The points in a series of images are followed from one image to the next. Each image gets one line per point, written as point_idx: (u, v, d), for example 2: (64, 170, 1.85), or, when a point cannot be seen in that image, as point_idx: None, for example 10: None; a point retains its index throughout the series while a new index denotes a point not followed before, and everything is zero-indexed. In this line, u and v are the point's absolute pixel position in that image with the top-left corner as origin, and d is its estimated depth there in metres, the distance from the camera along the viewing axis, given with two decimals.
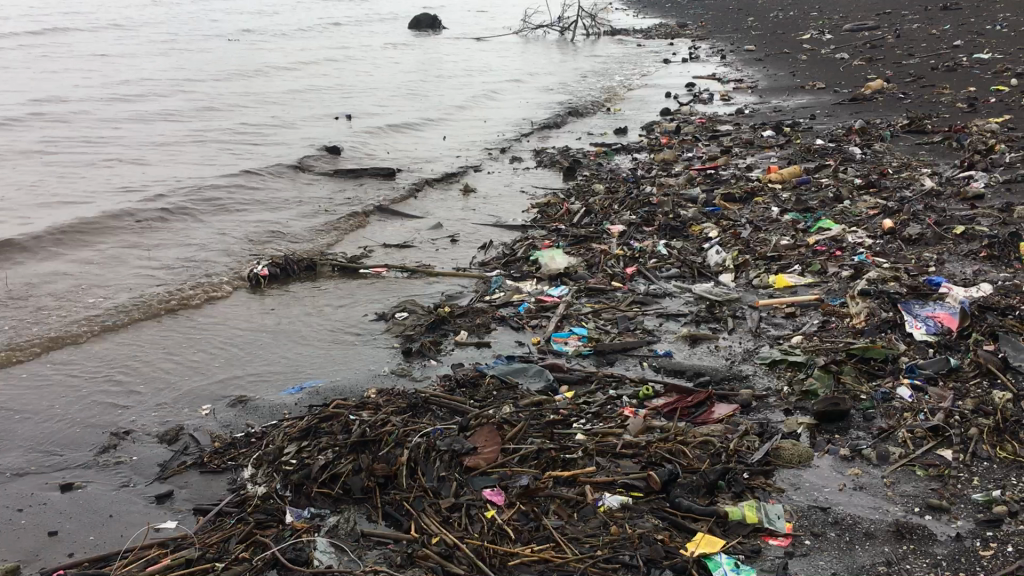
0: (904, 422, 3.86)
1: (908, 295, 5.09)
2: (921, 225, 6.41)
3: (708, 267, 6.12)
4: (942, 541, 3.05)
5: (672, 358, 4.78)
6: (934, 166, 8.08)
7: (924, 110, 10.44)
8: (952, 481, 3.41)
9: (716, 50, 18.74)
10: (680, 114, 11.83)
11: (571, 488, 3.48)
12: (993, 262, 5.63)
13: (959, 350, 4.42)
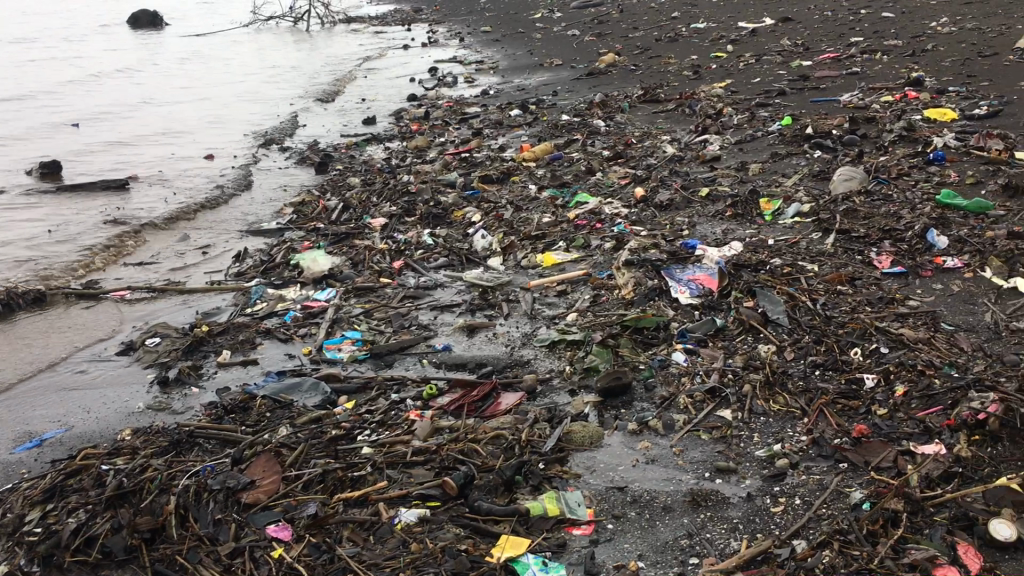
0: (683, 388, 3.93)
1: (669, 261, 5.23)
2: (669, 190, 6.65)
3: (475, 252, 6.02)
4: (735, 504, 3.12)
5: (452, 351, 4.63)
6: (672, 132, 8.45)
7: (655, 79, 10.94)
8: (735, 441, 3.50)
9: (453, 33, 18.80)
10: (427, 99, 11.70)
11: (363, 508, 3.25)
12: (739, 220, 5.92)
13: (722, 309, 4.58)
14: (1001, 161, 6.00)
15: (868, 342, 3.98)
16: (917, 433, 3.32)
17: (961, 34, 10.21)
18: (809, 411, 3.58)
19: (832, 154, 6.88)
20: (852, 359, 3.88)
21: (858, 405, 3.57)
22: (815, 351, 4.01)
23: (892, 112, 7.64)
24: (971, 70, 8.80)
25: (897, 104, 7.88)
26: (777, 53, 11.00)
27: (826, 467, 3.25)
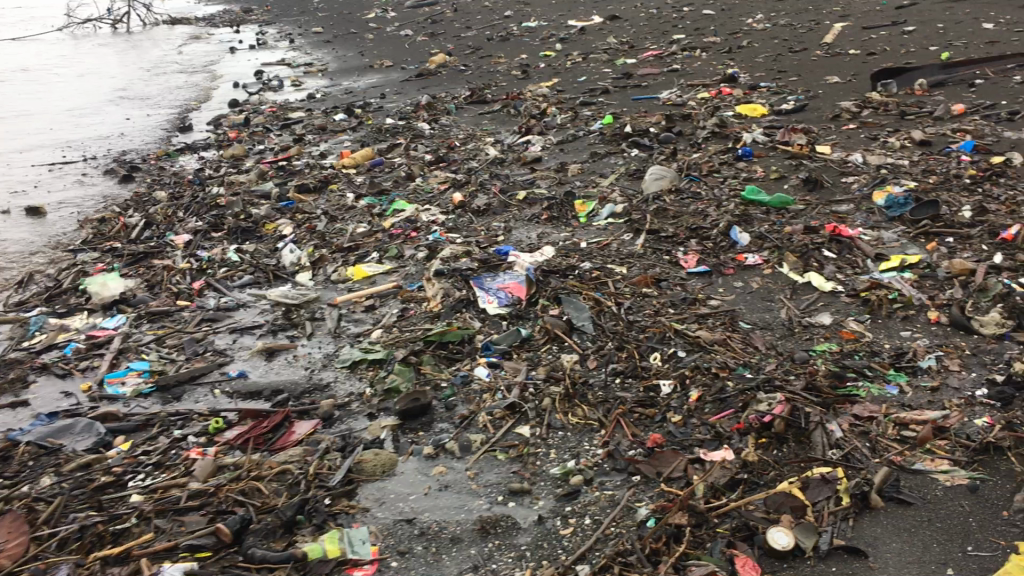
0: (483, 405, 3.79)
1: (479, 270, 5.09)
2: (488, 195, 6.52)
3: (283, 268, 5.72)
4: (525, 528, 3.00)
5: (247, 378, 4.34)
6: (497, 134, 8.35)
7: (484, 79, 10.83)
8: (531, 459, 3.39)
9: (285, 34, 18.20)
10: (250, 104, 11.22)
11: (123, 566, 2.95)
12: (554, 223, 5.85)
13: (529, 318, 4.48)
14: (803, 155, 6.17)
15: (667, 346, 3.95)
16: (708, 439, 3.28)
17: (774, 30, 10.57)
18: (605, 423, 3.50)
19: (648, 153, 6.92)
20: (651, 365, 3.83)
21: (654, 413, 3.51)
22: (616, 358, 3.94)
23: (706, 108, 7.78)
24: (782, 66, 9.10)
25: (711, 101, 8.04)
26: (603, 51, 11.09)
27: (619, 481, 3.17)
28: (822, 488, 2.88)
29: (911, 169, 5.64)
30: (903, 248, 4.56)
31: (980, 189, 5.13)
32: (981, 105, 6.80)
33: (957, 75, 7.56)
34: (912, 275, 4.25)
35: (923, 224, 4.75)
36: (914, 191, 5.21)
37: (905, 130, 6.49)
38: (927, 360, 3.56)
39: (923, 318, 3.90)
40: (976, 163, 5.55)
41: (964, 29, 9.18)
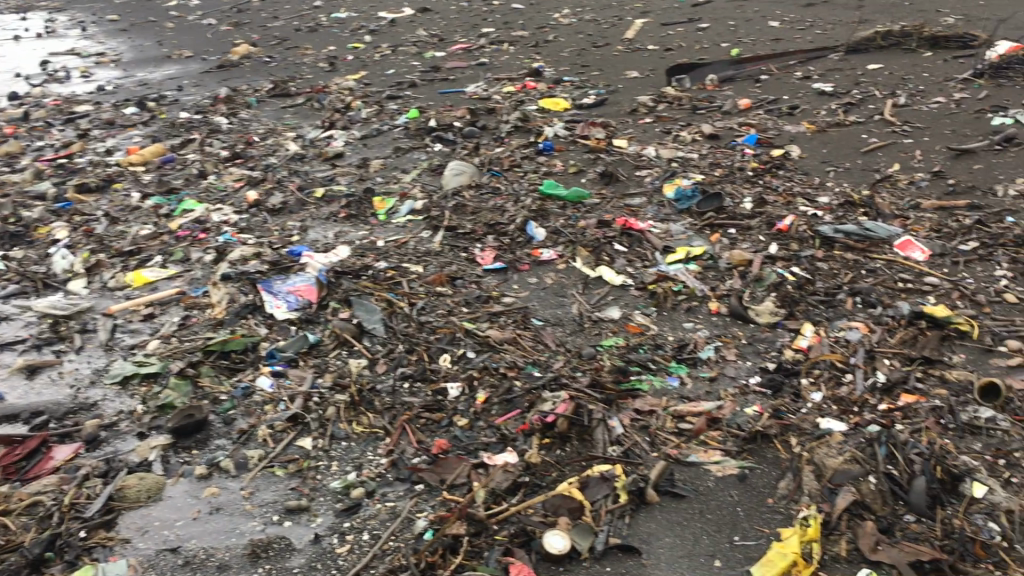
0: (264, 418, 3.58)
1: (269, 273, 4.84)
2: (284, 192, 6.26)
3: (55, 276, 5.27)
4: (299, 549, 2.85)
5: (3, 401, 3.93)
6: (298, 128, 8.05)
7: (289, 71, 10.45)
8: (311, 474, 3.23)
9: (76, 21, 16.97)
10: (31, 97, 10.35)
11: None
12: (352, 221, 5.67)
13: (319, 322, 4.29)
14: (600, 149, 6.26)
15: (457, 347, 3.86)
16: (493, 442, 3.22)
17: (579, 25, 10.75)
18: (391, 430, 3.38)
19: (451, 147, 6.84)
20: (440, 367, 3.74)
21: (441, 417, 3.42)
22: (405, 362, 3.83)
23: (510, 102, 7.78)
24: (585, 60, 9.26)
25: (516, 95, 8.05)
26: (412, 43, 10.94)
27: (402, 491, 3.06)
28: (600, 486, 2.85)
29: (700, 162, 5.82)
30: (689, 240, 4.67)
31: (761, 181, 5.35)
32: (765, 100, 7.13)
33: (744, 71, 7.92)
34: (696, 266, 4.35)
35: (708, 216, 4.89)
36: (701, 184, 5.37)
37: (696, 124, 6.71)
38: (707, 350, 3.64)
39: (705, 309, 3.99)
40: (759, 156, 5.79)
41: (753, 26, 9.65)
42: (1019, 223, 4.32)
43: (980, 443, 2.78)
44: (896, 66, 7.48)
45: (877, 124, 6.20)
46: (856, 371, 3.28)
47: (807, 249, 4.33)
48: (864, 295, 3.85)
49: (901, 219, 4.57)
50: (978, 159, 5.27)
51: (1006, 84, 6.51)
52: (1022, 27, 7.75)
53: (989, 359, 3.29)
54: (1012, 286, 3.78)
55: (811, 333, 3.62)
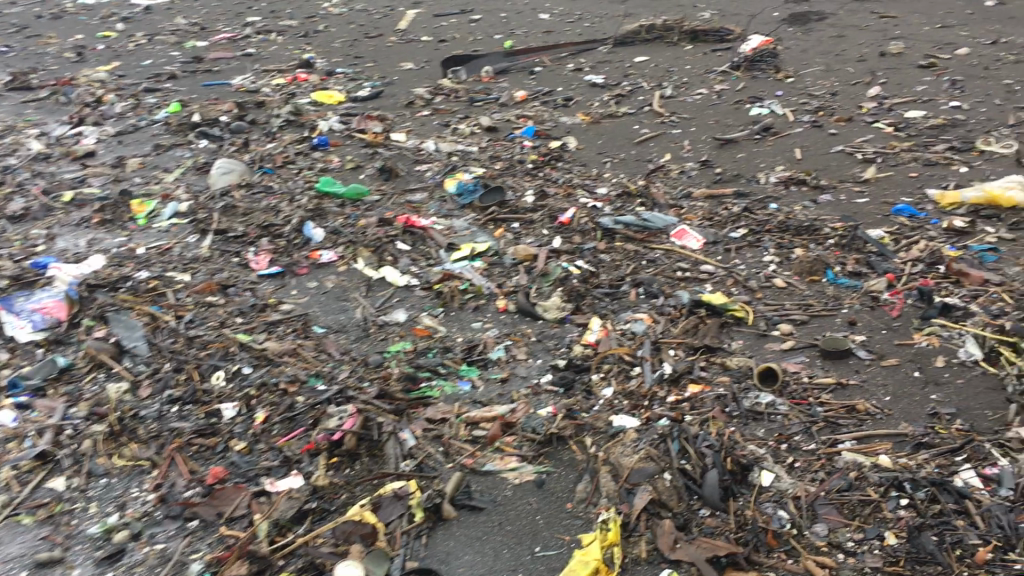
0: (6, 459, 3.13)
1: (9, 289, 4.28)
2: (26, 198, 5.60)
3: None
4: None
5: None
6: (41, 124, 7.27)
7: (28, 62, 9.46)
8: (66, 519, 2.84)
9: None
10: None
11: None
12: (107, 227, 5.15)
13: (71, 343, 3.82)
14: (378, 144, 6.05)
15: (230, 363, 3.55)
16: (275, 466, 2.96)
17: (350, 15, 10.44)
18: (159, 461, 3.04)
19: (217, 144, 6.39)
20: (212, 387, 3.42)
21: (215, 443, 3.12)
22: (173, 383, 3.47)
23: (280, 95, 7.40)
24: (358, 51, 9.00)
25: (287, 87, 7.66)
26: (171, 32, 10.21)
27: (173, 530, 2.75)
28: (393, 506, 2.69)
29: (480, 155, 5.74)
30: (473, 236, 4.56)
31: (541, 174, 5.34)
32: (540, 92, 7.18)
33: (518, 63, 7.96)
34: (481, 263, 4.25)
35: (492, 211, 4.81)
36: (483, 178, 5.29)
37: (474, 117, 6.65)
38: (497, 351, 3.54)
39: (493, 307, 3.90)
40: (537, 149, 5.80)
41: (524, 19, 9.76)
42: (782, 209, 4.54)
43: (763, 429, 2.85)
44: (660, 59, 7.77)
45: (647, 115, 6.38)
46: (644, 364, 3.29)
47: (589, 241, 4.34)
48: (646, 286, 3.89)
49: (675, 209, 4.69)
50: (741, 147, 5.52)
51: (760, 76, 6.89)
52: (770, 22, 8.26)
53: (764, 344, 3.40)
54: (780, 270, 3.94)
55: (599, 327, 3.61)
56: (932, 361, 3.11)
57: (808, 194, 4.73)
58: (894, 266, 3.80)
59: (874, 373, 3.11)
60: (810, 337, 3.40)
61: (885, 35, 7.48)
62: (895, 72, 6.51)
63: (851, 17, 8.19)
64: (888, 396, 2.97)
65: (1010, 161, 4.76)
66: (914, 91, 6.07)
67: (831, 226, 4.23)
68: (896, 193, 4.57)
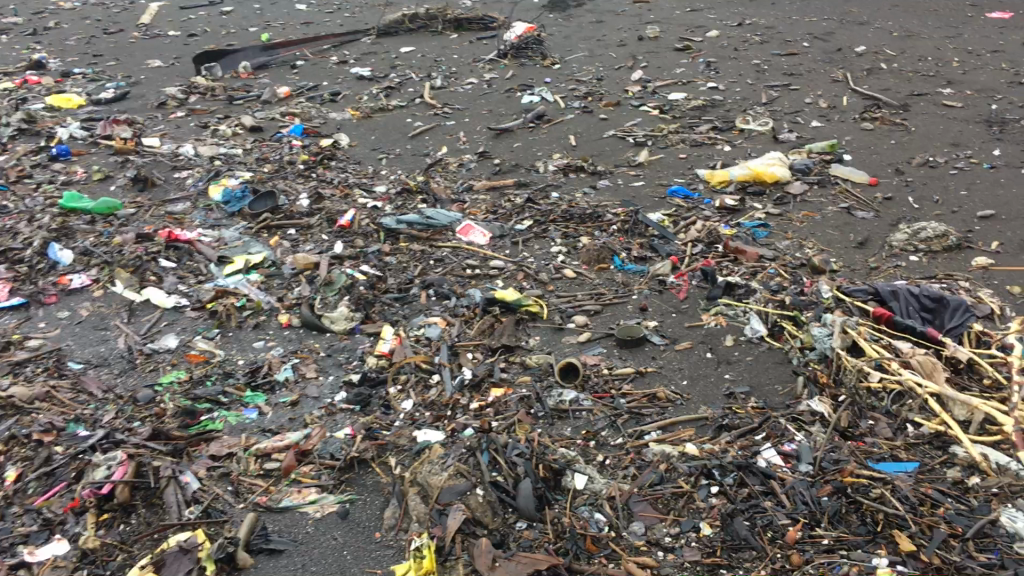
0: None
1: None
2: None
3: None
4: None
5: None
6: None
7: None
8: None
9: None
10: None
11: None
12: None
13: None
14: (129, 151, 5.52)
15: None
16: (33, 531, 2.51)
17: (85, 10, 9.59)
18: None
19: None
20: None
21: None
22: None
23: (8, 100, 6.61)
24: (97, 48, 8.27)
25: (16, 91, 6.87)
26: None
27: None
28: (180, 563, 2.34)
29: (246, 158, 5.37)
30: (246, 246, 4.22)
31: (315, 175, 5.06)
32: (305, 87, 6.87)
33: (278, 57, 7.64)
34: (258, 276, 3.93)
35: (264, 218, 4.49)
36: (251, 182, 4.94)
37: (235, 117, 6.27)
38: (284, 371, 3.27)
39: (276, 323, 3.61)
40: (307, 148, 5.50)
41: (280, 11, 9.38)
42: (564, 198, 4.53)
43: (570, 427, 2.79)
44: (426, 49, 7.64)
45: (419, 107, 6.25)
46: (442, 371, 3.15)
47: (373, 244, 4.13)
48: (436, 288, 3.76)
49: (458, 203, 4.57)
50: (516, 136, 5.50)
51: (527, 63, 6.93)
52: (531, 9, 8.35)
53: (561, 338, 3.35)
54: (568, 260, 3.92)
55: (392, 335, 3.43)
56: (722, 341, 3.18)
57: (586, 181, 4.75)
58: (676, 248, 3.87)
59: (670, 358, 3.13)
60: (604, 327, 3.39)
61: (641, 19, 7.73)
62: (654, 55, 6.73)
63: (607, 3, 8.43)
64: (686, 380, 3.00)
65: (767, 138, 5.00)
66: (673, 74, 6.29)
67: (612, 212, 4.26)
68: (669, 175, 4.69)
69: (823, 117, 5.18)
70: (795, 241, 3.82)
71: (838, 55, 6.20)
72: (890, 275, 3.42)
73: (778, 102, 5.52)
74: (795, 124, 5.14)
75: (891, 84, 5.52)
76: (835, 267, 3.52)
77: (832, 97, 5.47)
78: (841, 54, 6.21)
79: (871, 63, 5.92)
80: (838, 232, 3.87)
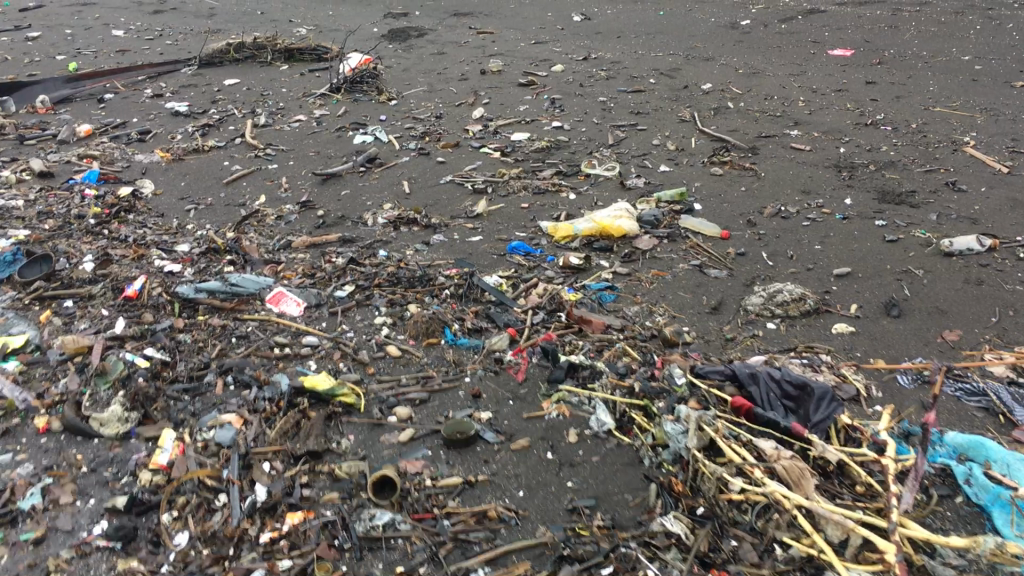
0: None
1: None
2: None
3: None
4: None
5: None
6: None
7: None
8: None
9: None
10: None
11: None
12: None
13: None
14: None
15: None
16: None
17: None
18: None
19: None
20: None
21: None
22: None
23: None
24: None
25: None
26: None
27: None
28: None
29: (26, 212, 4.63)
30: (6, 325, 3.50)
31: (105, 231, 4.37)
32: (109, 124, 6.13)
33: (83, 89, 6.82)
34: (16, 364, 3.23)
35: (36, 286, 3.79)
36: (25, 243, 4.22)
37: (23, 159, 5.48)
38: (30, 498, 2.60)
39: (29, 428, 2.93)
40: (102, 198, 4.80)
41: (94, 36, 8.55)
42: (392, 256, 4.04)
43: (381, 563, 2.29)
44: (252, 81, 7.02)
45: (238, 148, 5.64)
46: (230, 490, 2.59)
47: (164, 319, 3.53)
48: (235, 373, 3.19)
49: (271, 265, 4.00)
50: (344, 183, 4.97)
51: (361, 99, 6.41)
52: (369, 40, 7.88)
53: (379, 436, 2.84)
54: (393, 334, 3.42)
55: (172, 442, 2.82)
56: (564, 437, 2.75)
57: (419, 235, 4.27)
58: (515, 317, 3.44)
59: (505, 461, 2.67)
60: (431, 420, 2.90)
61: (484, 51, 7.35)
62: (497, 91, 6.34)
63: (448, 33, 8.03)
64: (522, 490, 2.54)
65: (614, 184, 4.66)
66: (516, 111, 5.91)
67: (445, 275, 3.79)
68: (510, 228, 4.27)
69: (671, 161, 4.89)
70: (645, 306, 3.45)
71: (684, 92, 5.97)
72: (746, 348, 3.07)
73: (625, 143, 5.21)
74: (643, 168, 4.83)
75: (739, 125, 5.30)
76: (688, 339, 3.16)
77: (680, 139, 5.19)
78: (687, 92, 5.98)
79: (718, 102, 5.70)
80: (689, 294, 3.53)
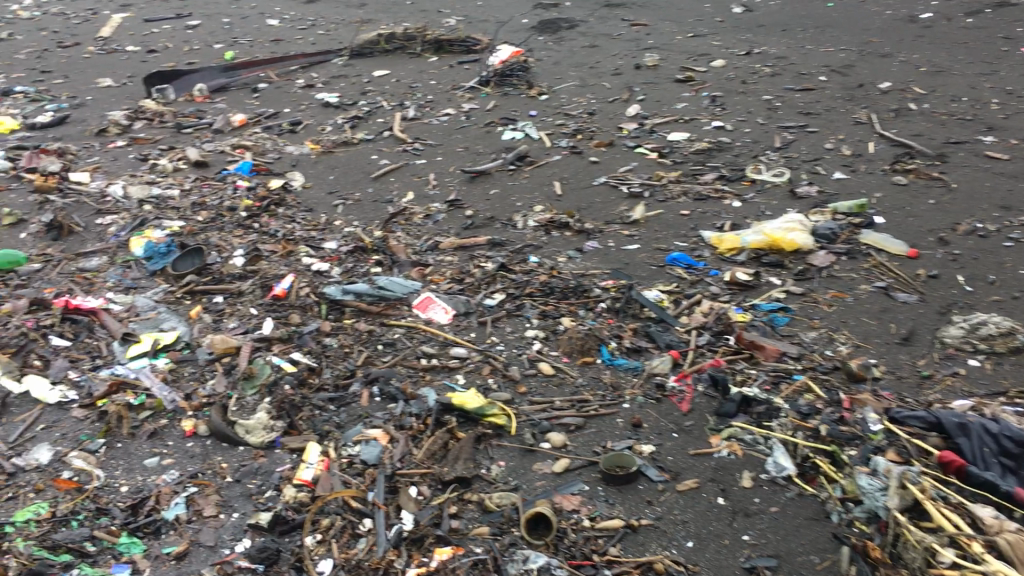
0: None
1: None
2: None
3: None
4: None
5: None
6: None
7: None
8: None
9: None
10: None
11: None
12: None
13: None
14: (50, 188, 4.77)
15: None
16: None
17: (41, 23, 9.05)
18: None
19: None
20: None
21: None
22: None
23: None
24: (46, 65, 7.65)
25: None
26: None
27: None
28: None
29: (181, 202, 4.65)
30: (158, 320, 3.47)
31: (256, 225, 4.34)
32: (262, 114, 6.17)
33: (239, 79, 6.90)
34: (166, 362, 3.18)
35: (187, 279, 3.76)
36: (179, 235, 4.22)
37: (179, 148, 5.55)
38: (175, 508, 2.51)
39: (176, 430, 2.85)
40: (254, 190, 4.79)
41: (250, 26, 8.70)
42: (544, 263, 3.84)
43: None
44: (402, 72, 6.94)
45: (387, 141, 5.55)
46: (375, 515, 2.44)
47: (311, 321, 3.43)
48: (381, 384, 3.04)
49: (419, 267, 3.86)
50: (493, 181, 4.80)
51: (511, 93, 6.23)
52: (519, 31, 7.70)
53: (532, 463, 2.64)
54: (546, 349, 3.21)
55: (317, 456, 2.69)
56: (736, 481, 2.47)
57: (572, 241, 4.05)
58: (677, 337, 3.17)
59: (671, 504, 2.42)
60: (587, 450, 2.68)
61: (638, 44, 7.05)
62: (652, 87, 6.04)
63: (601, 25, 7.76)
64: (691, 541, 2.29)
65: (783, 192, 4.31)
66: (674, 109, 5.60)
67: (601, 286, 3.56)
68: (669, 236, 4.00)
69: (847, 167, 4.50)
70: (823, 332, 3.12)
71: (859, 91, 5.52)
72: (946, 390, 2.72)
73: (795, 146, 4.84)
74: (815, 174, 4.46)
75: (922, 128, 4.84)
76: (876, 374, 2.82)
77: (856, 143, 4.77)
78: (862, 91, 5.53)
79: (897, 103, 5.23)
80: (874, 321, 3.17)
